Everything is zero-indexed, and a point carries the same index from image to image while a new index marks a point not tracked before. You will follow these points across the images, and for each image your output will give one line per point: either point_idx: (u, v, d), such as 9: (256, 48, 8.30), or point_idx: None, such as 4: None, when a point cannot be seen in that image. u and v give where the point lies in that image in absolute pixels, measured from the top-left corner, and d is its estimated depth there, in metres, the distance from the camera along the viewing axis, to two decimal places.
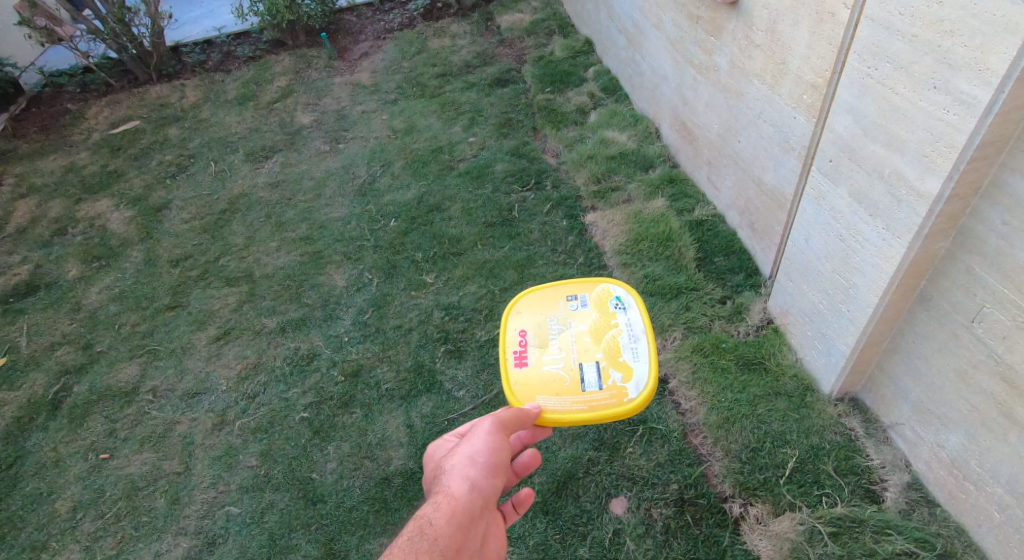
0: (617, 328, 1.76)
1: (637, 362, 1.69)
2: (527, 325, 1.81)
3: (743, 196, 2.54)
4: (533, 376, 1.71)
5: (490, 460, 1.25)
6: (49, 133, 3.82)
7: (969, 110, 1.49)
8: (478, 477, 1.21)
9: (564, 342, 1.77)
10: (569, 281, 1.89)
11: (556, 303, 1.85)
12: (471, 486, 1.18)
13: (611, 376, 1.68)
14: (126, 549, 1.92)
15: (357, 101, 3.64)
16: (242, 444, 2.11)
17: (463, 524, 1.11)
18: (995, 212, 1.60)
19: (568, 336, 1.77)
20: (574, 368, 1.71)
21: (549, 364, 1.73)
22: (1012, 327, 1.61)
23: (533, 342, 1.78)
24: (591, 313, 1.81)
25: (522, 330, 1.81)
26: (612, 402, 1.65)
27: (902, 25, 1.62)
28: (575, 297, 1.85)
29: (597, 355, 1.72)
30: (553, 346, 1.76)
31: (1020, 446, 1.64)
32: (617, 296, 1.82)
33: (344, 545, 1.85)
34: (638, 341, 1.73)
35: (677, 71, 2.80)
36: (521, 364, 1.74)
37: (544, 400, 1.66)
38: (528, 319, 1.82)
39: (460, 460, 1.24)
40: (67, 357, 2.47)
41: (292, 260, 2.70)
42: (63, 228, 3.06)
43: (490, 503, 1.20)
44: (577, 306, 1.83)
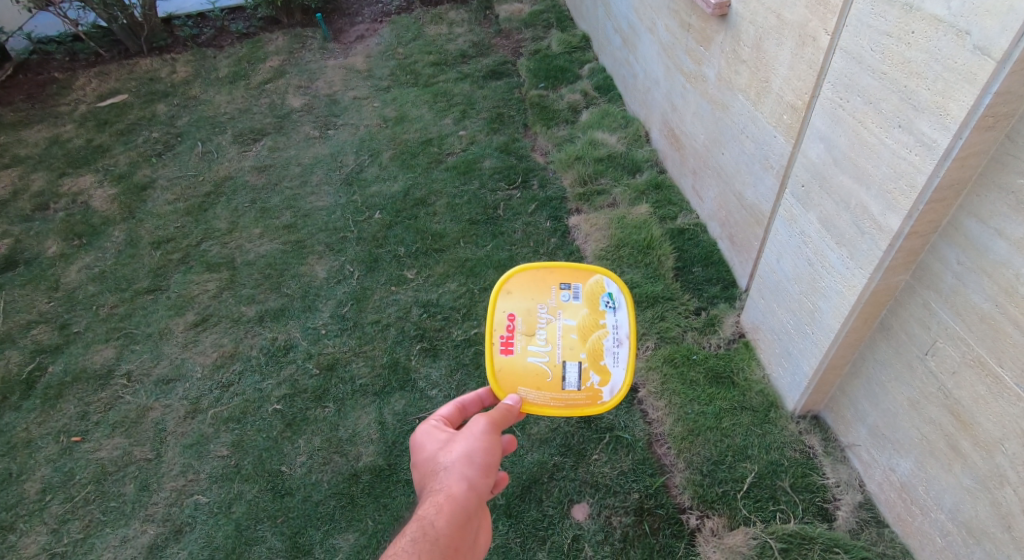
0: (604, 329, 1.69)
1: (617, 366, 1.66)
2: (515, 308, 1.70)
3: (725, 208, 2.56)
4: (517, 365, 1.65)
5: (487, 440, 1.28)
6: (35, 101, 3.88)
7: (929, 152, 1.54)
8: (478, 456, 1.23)
9: (552, 333, 1.68)
10: (563, 265, 1.75)
11: (547, 288, 1.73)
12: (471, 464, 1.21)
13: (590, 379, 1.65)
14: (94, 533, 2.06)
15: (350, 87, 3.74)
16: (213, 433, 2.25)
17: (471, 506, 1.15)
18: (951, 252, 1.65)
19: (557, 328, 1.68)
20: (556, 365, 1.65)
21: (533, 355, 1.66)
22: (962, 363, 1.66)
23: (519, 328, 1.69)
24: (581, 307, 1.70)
25: (510, 313, 1.70)
26: (587, 403, 1.64)
27: (873, 61, 1.67)
28: (568, 286, 1.73)
29: (580, 355, 1.66)
30: (540, 336, 1.68)
31: (963, 477, 1.70)
32: (609, 291, 1.72)
33: (308, 539, 1.97)
34: (621, 346, 1.67)
35: (669, 77, 2.86)
36: (505, 351, 1.67)
37: (524, 392, 1.63)
38: (517, 302, 1.71)
39: (461, 442, 1.26)
40: (43, 336, 2.58)
41: (274, 248, 2.81)
42: (45, 203, 3.14)
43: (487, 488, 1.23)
44: (568, 297, 1.72)
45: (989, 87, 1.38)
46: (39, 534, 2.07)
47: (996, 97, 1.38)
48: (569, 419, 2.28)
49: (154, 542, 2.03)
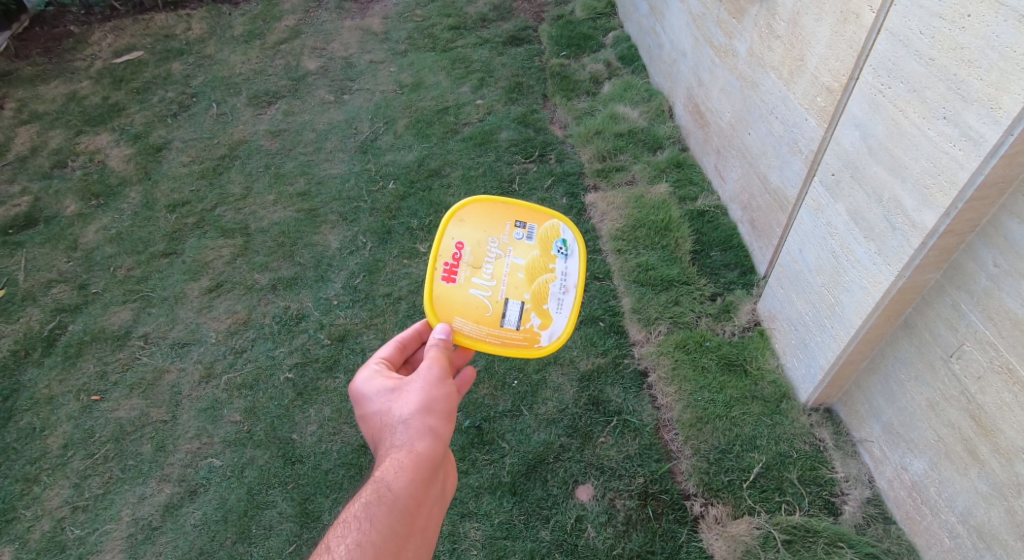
0: (553, 274, 1.58)
1: (559, 314, 1.58)
2: (464, 239, 1.57)
3: (748, 190, 2.49)
4: (455, 296, 1.55)
5: (444, 404, 1.25)
6: (51, 56, 3.86)
7: (974, 147, 1.44)
8: (434, 429, 1.20)
9: (499, 269, 1.56)
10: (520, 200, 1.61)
11: (502, 225, 1.60)
12: (430, 437, 1.18)
13: (530, 320, 1.56)
14: (113, 489, 2.13)
15: (366, 50, 3.69)
16: (227, 399, 2.29)
17: (423, 481, 1.12)
18: (988, 253, 1.56)
19: (504, 265, 1.57)
20: (500, 301, 1.55)
21: (476, 288, 1.55)
22: (989, 368, 1.59)
23: (467, 259, 1.56)
24: (532, 248, 1.58)
25: (457, 241, 1.57)
26: (521, 345, 1.56)
27: (921, 45, 1.55)
28: (523, 223, 1.60)
29: (524, 295, 1.56)
30: (487, 270, 1.56)
31: (978, 482, 1.65)
32: (564, 238, 1.60)
33: (318, 507, 2.01)
34: (568, 293, 1.58)
35: (696, 49, 2.80)
36: (445, 279, 1.55)
37: (458, 322, 1.53)
38: (467, 233, 1.57)
39: (410, 409, 1.21)
40: (63, 296, 2.63)
41: (288, 215, 2.82)
42: (63, 161, 3.16)
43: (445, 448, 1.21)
44: (521, 235, 1.59)
45: None
46: (61, 488, 2.14)
47: None
48: (577, 400, 2.27)
49: (170, 501, 2.09)
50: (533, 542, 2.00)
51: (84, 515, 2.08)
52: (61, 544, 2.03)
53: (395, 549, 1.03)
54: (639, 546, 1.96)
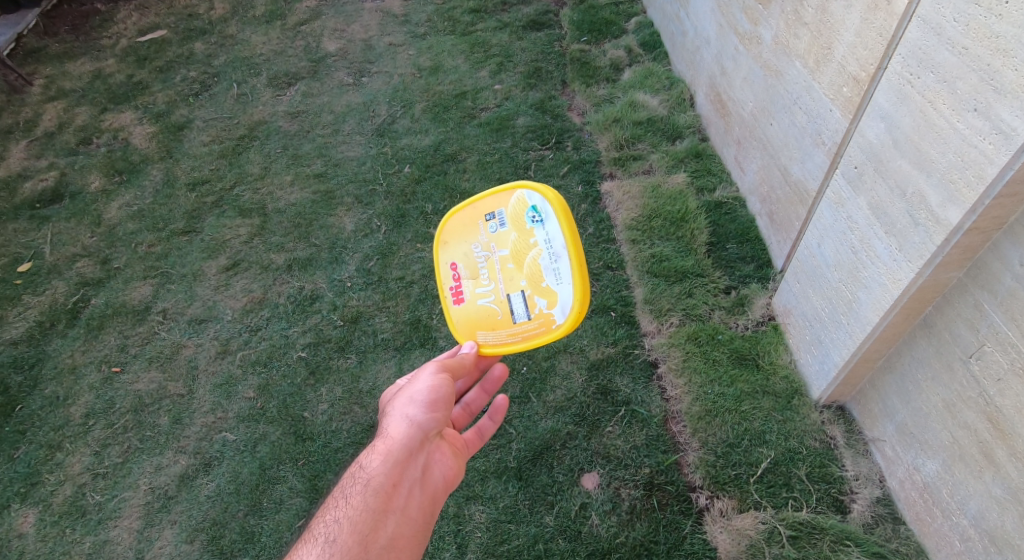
0: (537, 248, 1.50)
1: (561, 285, 1.48)
2: (455, 257, 1.64)
3: (768, 182, 2.45)
4: (468, 313, 1.61)
5: (430, 398, 1.39)
6: (78, 33, 3.92)
7: (1005, 141, 1.40)
8: (418, 420, 1.35)
9: (493, 270, 1.58)
10: (476, 201, 1.61)
11: (476, 225, 1.61)
12: (411, 425, 1.34)
13: (537, 305, 1.51)
14: (131, 459, 2.19)
15: (386, 32, 3.68)
16: (242, 375, 2.33)
17: (398, 464, 1.27)
18: (1014, 252, 1.52)
19: (494, 262, 1.58)
20: (504, 300, 1.56)
21: (482, 298, 1.59)
22: (1009, 371, 1.55)
23: (465, 275, 1.62)
24: (510, 234, 1.55)
25: (451, 263, 1.64)
26: (540, 331, 1.51)
27: (954, 34, 1.50)
28: (492, 215, 1.58)
29: (521, 283, 1.53)
30: (483, 276, 1.59)
31: (993, 486, 1.62)
32: (533, 206, 1.51)
33: (327, 483, 2.05)
34: (559, 260, 1.47)
35: (721, 37, 2.74)
36: (456, 300, 1.63)
37: (482, 337, 1.59)
38: (455, 251, 1.64)
39: (401, 402, 1.39)
40: (87, 269, 2.69)
41: (304, 197, 2.84)
42: (89, 137, 3.22)
43: (430, 436, 1.36)
44: (496, 227, 1.58)
45: None
46: (83, 455, 2.21)
47: None
48: (585, 389, 2.27)
49: (185, 472, 2.14)
50: (537, 527, 2.02)
51: (103, 482, 2.14)
52: (82, 509, 2.09)
53: (368, 525, 1.19)
54: (642, 536, 1.96)
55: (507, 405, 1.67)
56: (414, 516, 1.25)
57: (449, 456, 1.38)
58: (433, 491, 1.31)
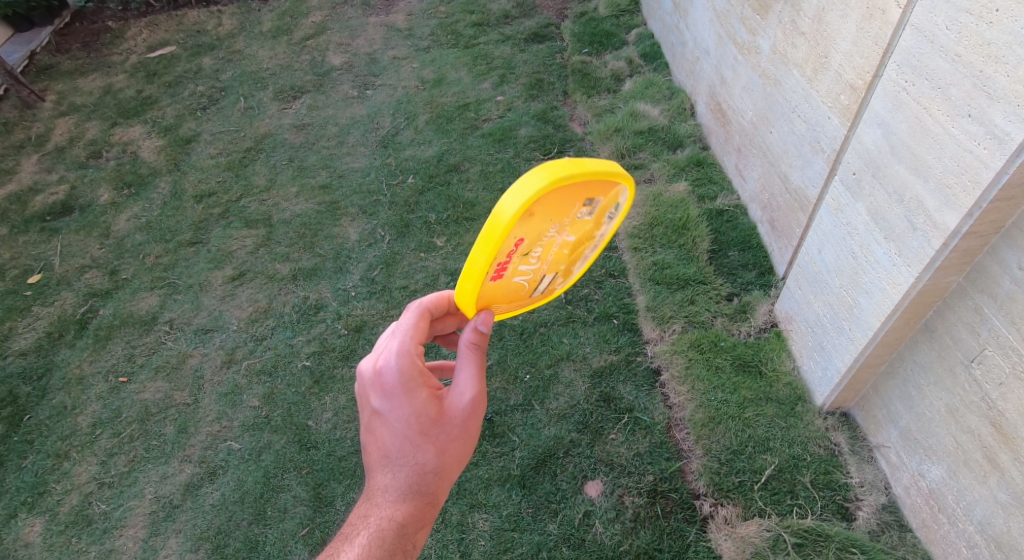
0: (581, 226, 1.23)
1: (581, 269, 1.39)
2: (525, 232, 1.12)
3: (769, 190, 2.47)
4: (499, 288, 1.22)
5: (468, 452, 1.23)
6: (90, 50, 4.00)
7: (999, 145, 1.41)
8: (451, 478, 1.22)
9: (547, 250, 1.21)
10: (603, 171, 1.12)
11: (557, 215, 1.14)
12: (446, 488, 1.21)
13: (557, 284, 1.35)
14: (137, 468, 2.20)
15: (390, 45, 3.74)
16: (247, 384, 2.35)
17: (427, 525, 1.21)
18: (1013, 256, 1.53)
19: (555, 244, 1.22)
20: (538, 277, 1.27)
21: (518, 275, 1.22)
22: (1011, 374, 1.55)
23: (521, 247, 1.16)
24: (588, 222, 1.22)
25: (517, 237, 1.12)
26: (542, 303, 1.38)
27: (947, 41, 1.52)
28: (589, 201, 1.16)
29: (561, 266, 1.29)
30: (536, 253, 1.20)
31: (998, 491, 1.61)
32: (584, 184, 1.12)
33: (331, 492, 2.06)
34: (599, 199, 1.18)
35: (720, 47, 2.78)
36: (493, 275, 1.17)
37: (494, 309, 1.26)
38: (527, 229, 1.12)
39: (450, 463, 1.17)
40: (95, 281, 2.72)
41: (310, 208, 2.88)
42: (98, 151, 3.28)
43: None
44: (584, 212, 1.19)
45: None
46: (90, 464, 2.23)
47: None
48: (589, 397, 2.27)
49: (190, 481, 2.15)
50: (540, 536, 2.02)
51: (110, 491, 2.16)
52: (88, 518, 2.11)
53: None
54: (646, 544, 1.95)
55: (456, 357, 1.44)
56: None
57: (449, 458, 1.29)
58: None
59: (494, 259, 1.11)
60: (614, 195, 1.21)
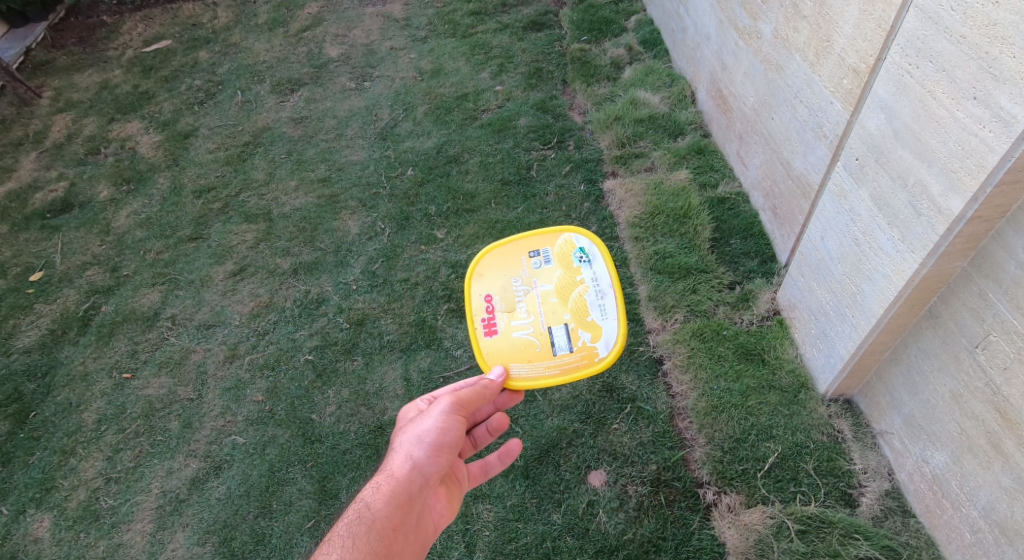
0: (584, 285, 1.67)
1: (606, 320, 1.64)
2: (491, 290, 1.72)
3: (771, 177, 2.45)
4: (502, 344, 1.66)
5: (437, 441, 1.42)
6: (85, 45, 3.98)
7: (1005, 129, 1.40)
8: (421, 462, 1.39)
9: (532, 303, 1.68)
10: (529, 233, 1.75)
11: (518, 261, 1.74)
12: (413, 468, 1.37)
13: (581, 337, 1.63)
14: (143, 463, 2.21)
15: (387, 36, 3.71)
16: (250, 379, 2.35)
17: (400, 508, 1.31)
18: (1018, 241, 1.52)
19: (535, 296, 1.69)
20: (543, 331, 1.65)
21: (518, 329, 1.67)
22: (1015, 360, 1.55)
23: (500, 306, 1.69)
24: (555, 271, 1.70)
25: (486, 295, 1.71)
26: (583, 363, 1.61)
27: (952, 23, 1.50)
28: (537, 252, 1.73)
29: (565, 316, 1.65)
30: (521, 309, 1.68)
31: (1002, 476, 1.60)
32: (578, 247, 1.71)
33: (336, 485, 2.07)
34: (593, 261, 1.69)
35: (721, 33, 2.75)
36: (488, 332, 1.68)
37: (515, 368, 1.63)
38: (491, 282, 1.72)
39: (407, 439, 1.41)
40: (97, 277, 2.73)
41: (310, 201, 2.87)
42: (97, 147, 3.27)
43: (430, 481, 1.39)
44: (540, 263, 1.72)
45: None
46: (96, 460, 2.24)
47: None
48: (591, 387, 2.28)
49: (196, 475, 2.16)
50: (544, 525, 2.03)
51: (116, 486, 2.17)
52: (95, 513, 2.12)
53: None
54: (650, 532, 1.96)
55: (519, 448, 1.65)
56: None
57: (442, 504, 1.43)
58: (426, 539, 1.38)
59: (474, 315, 1.69)
60: (561, 244, 1.73)
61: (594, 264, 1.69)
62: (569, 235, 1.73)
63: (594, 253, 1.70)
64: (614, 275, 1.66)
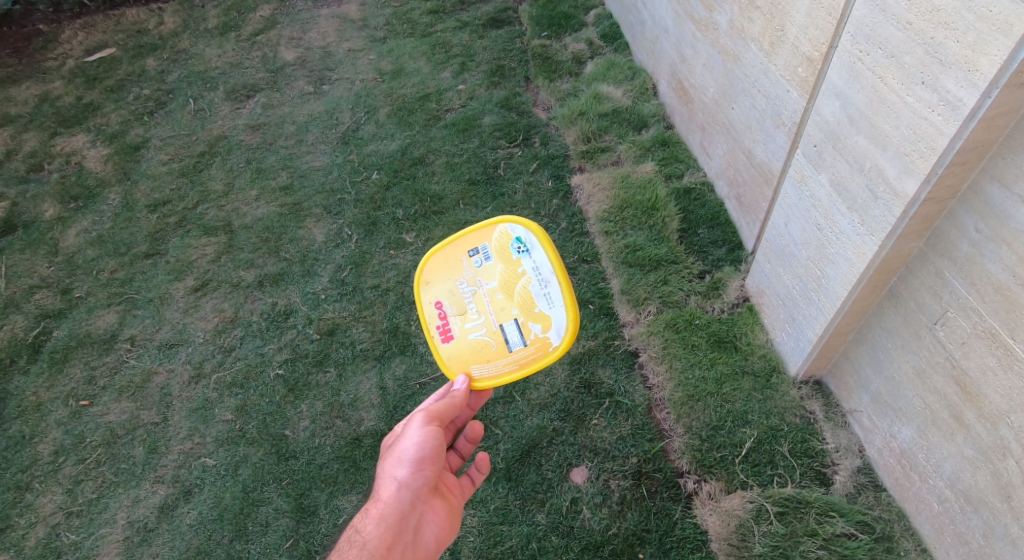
0: (526, 276, 1.57)
1: (553, 309, 1.54)
2: (440, 296, 1.64)
3: (734, 166, 2.50)
4: (461, 348, 1.62)
5: (418, 456, 1.47)
6: (21, 56, 3.79)
7: (953, 112, 1.44)
8: (405, 480, 1.45)
9: (481, 303, 1.61)
10: (463, 231, 1.65)
11: (459, 262, 1.64)
12: (399, 487, 1.44)
13: (532, 330, 1.56)
14: (107, 493, 2.12)
15: (344, 38, 3.64)
16: (218, 398, 2.28)
17: (391, 526, 1.38)
18: (970, 219, 1.57)
19: (482, 295, 1.61)
20: (496, 330, 1.59)
21: (472, 332, 1.61)
22: (972, 334, 1.61)
23: (450, 311, 1.63)
24: (496, 265, 1.60)
25: (435, 302, 1.65)
26: (538, 356, 1.56)
27: (898, 10, 1.54)
28: (476, 250, 1.63)
29: (513, 311, 1.57)
30: (471, 310, 1.62)
31: (965, 447, 1.67)
32: (516, 238, 1.59)
33: (313, 501, 2.02)
34: (531, 250, 1.57)
35: (678, 25, 2.78)
36: (445, 338, 1.63)
37: (476, 370, 1.60)
38: (438, 289, 1.65)
39: (390, 463, 1.48)
40: (46, 301, 2.60)
41: (271, 210, 2.80)
42: (39, 164, 3.12)
43: (418, 495, 1.46)
44: (481, 261, 1.63)
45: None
46: (55, 494, 2.14)
47: None
48: (569, 384, 2.28)
49: (164, 502, 2.09)
50: (529, 526, 2.03)
51: (79, 520, 2.08)
52: (57, 549, 2.03)
53: None
54: (634, 525, 1.98)
55: (488, 458, 1.67)
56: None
57: (437, 513, 1.49)
58: (424, 551, 1.44)
59: (426, 325, 1.65)
60: (498, 236, 1.62)
61: (533, 252, 1.57)
62: (503, 226, 1.61)
63: (532, 241, 1.57)
64: (555, 261, 1.54)
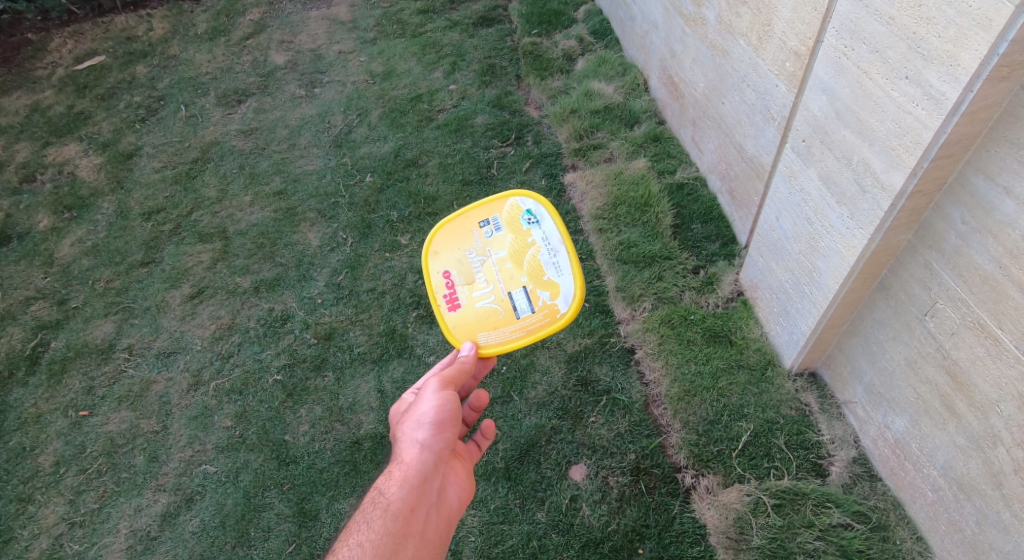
0: (536, 246, 1.63)
1: (562, 276, 1.59)
2: (449, 265, 1.69)
3: (725, 160, 2.51)
4: (467, 317, 1.64)
5: (437, 419, 1.42)
6: (11, 66, 3.77)
7: (936, 106, 1.45)
8: (426, 442, 1.38)
9: (490, 272, 1.65)
10: (476, 204, 1.72)
11: (470, 233, 1.70)
12: (422, 450, 1.37)
13: (540, 297, 1.59)
14: (109, 502, 2.14)
15: (334, 40, 3.64)
16: (217, 405, 2.29)
17: (414, 488, 1.30)
18: (956, 211, 1.59)
19: (491, 264, 1.65)
20: (504, 297, 1.62)
21: (479, 300, 1.65)
22: (962, 325, 1.63)
23: (459, 281, 1.67)
24: (506, 236, 1.66)
25: (444, 272, 1.69)
26: (546, 322, 1.58)
27: (881, 6, 1.55)
28: (487, 222, 1.69)
29: (521, 279, 1.61)
30: (480, 279, 1.66)
31: (957, 436, 1.69)
32: (527, 210, 1.66)
33: (315, 506, 2.04)
34: (542, 220, 1.64)
35: (667, 20, 2.79)
36: (451, 307, 1.67)
37: (482, 337, 1.62)
38: (447, 258, 1.70)
39: (408, 426, 1.41)
40: (43, 312, 2.61)
41: (266, 216, 2.80)
42: (32, 174, 3.11)
43: (440, 457, 1.39)
44: (491, 232, 1.68)
45: (1004, 35, 1.28)
46: (57, 505, 2.15)
47: (1012, 46, 1.29)
48: (566, 382, 2.30)
49: (166, 510, 2.10)
50: (529, 525, 2.04)
51: (82, 529, 2.09)
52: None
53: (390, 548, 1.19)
54: (633, 521, 2.00)
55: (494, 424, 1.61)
56: (432, 539, 1.28)
57: (460, 476, 1.41)
58: (449, 516, 1.35)
59: (434, 293, 1.68)
60: (509, 209, 1.69)
61: (543, 223, 1.64)
62: (515, 200, 1.68)
63: (542, 213, 1.65)
64: (563, 231, 1.61)
